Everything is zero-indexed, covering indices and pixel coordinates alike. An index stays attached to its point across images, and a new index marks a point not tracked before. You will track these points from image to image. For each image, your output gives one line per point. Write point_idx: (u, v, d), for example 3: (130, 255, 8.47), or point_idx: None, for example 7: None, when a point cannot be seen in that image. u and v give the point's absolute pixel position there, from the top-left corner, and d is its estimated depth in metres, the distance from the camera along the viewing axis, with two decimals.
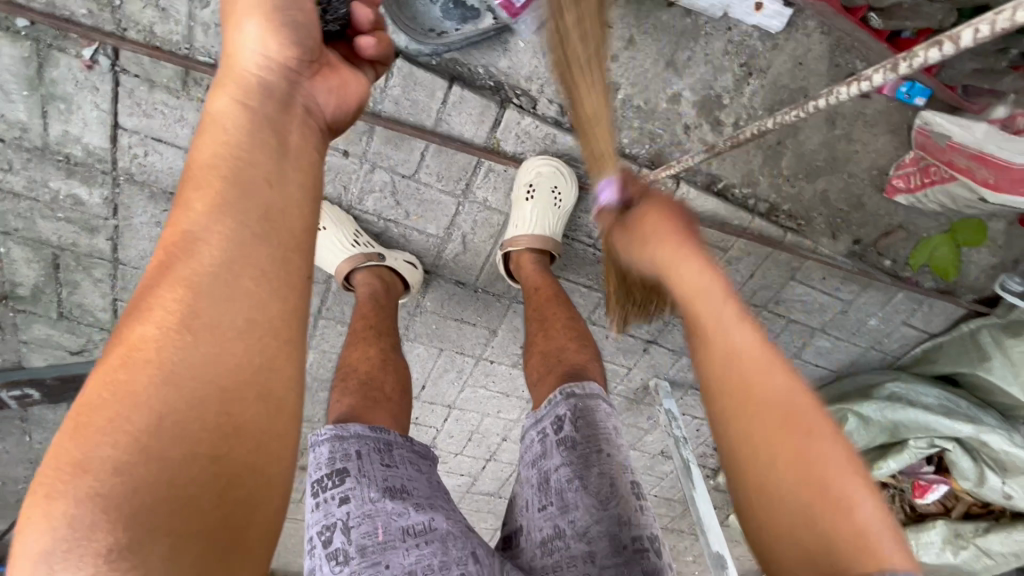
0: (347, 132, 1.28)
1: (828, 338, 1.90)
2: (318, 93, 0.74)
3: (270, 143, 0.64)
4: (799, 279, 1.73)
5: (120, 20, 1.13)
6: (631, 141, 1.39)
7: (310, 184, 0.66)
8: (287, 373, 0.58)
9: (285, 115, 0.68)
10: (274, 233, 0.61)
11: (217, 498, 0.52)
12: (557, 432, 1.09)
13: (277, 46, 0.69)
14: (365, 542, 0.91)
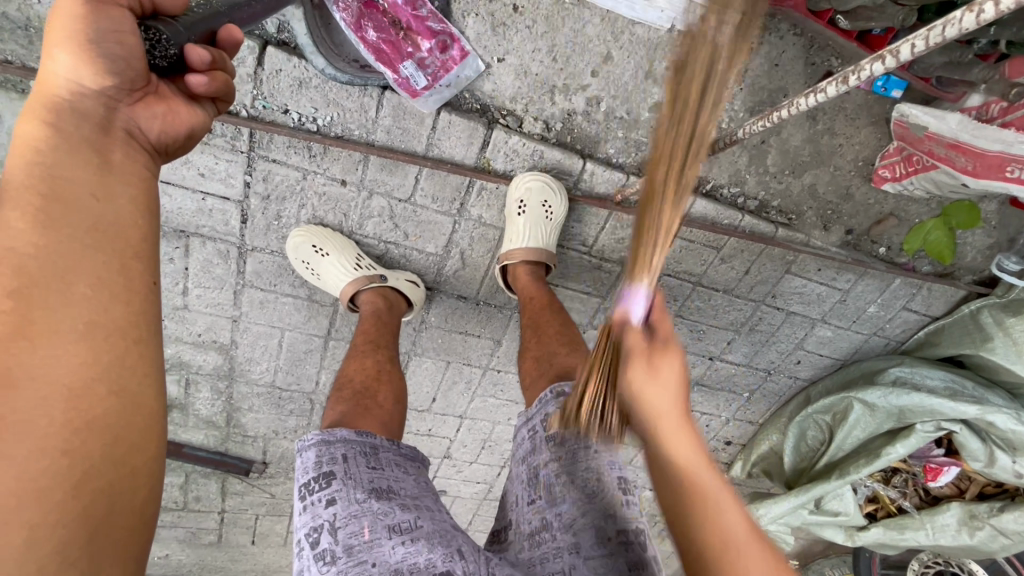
0: (344, 162, 1.34)
1: (829, 327, 1.92)
2: (141, 118, 0.77)
3: (92, 161, 0.69)
4: (794, 272, 1.75)
5: None
6: (618, 151, 1.46)
7: (140, 199, 0.72)
8: (140, 369, 0.65)
9: (107, 135, 0.72)
10: (108, 244, 0.66)
11: (77, 487, 0.56)
12: (546, 428, 1.14)
13: (91, 76, 0.72)
14: (351, 541, 0.97)
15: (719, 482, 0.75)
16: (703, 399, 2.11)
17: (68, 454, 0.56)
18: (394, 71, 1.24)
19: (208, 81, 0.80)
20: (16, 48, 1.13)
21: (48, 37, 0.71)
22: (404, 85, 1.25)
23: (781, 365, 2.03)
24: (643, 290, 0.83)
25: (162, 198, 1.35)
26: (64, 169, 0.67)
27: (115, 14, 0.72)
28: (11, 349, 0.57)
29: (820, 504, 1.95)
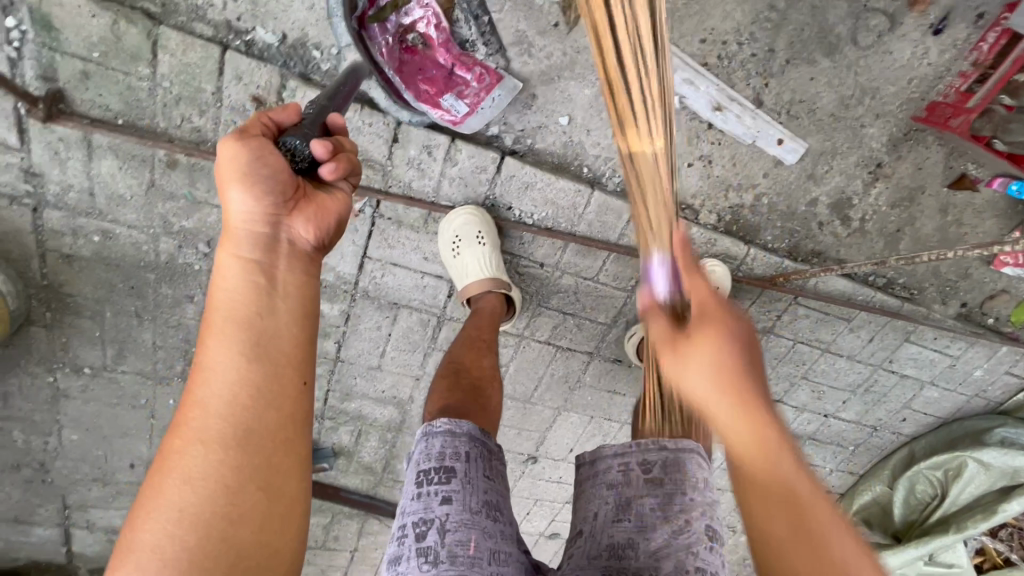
0: (548, 249, 1.54)
1: (936, 388, 2.09)
2: (298, 226, 0.86)
3: (259, 280, 0.80)
4: (912, 340, 1.93)
5: (387, 179, 1.38)
6: (774, 238, 1.66)
7: (297, 310, 0.81)
8: (294, 463, 0.76)
9: (272, 251, 0.83)
10: (264, 356, 0.77)
11: (229, 571, 0.68)
12: (643, 471, 1.13)
13: (256, 195, 0.82)
14: (456, 550, 0.93)
15: (783, 455, 0.73)
16: (813, 452, 2.25)
17: (225, 538, 0.69)
18: (436, 106, 1.31)
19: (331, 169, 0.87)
20: None
21: (222, 182, 0.83)
22: (448, 117, 1.32)
23: (888, 421, 2.18)
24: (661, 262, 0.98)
25: (387, 277, 1.54)
26: (234, 293, 0.80)
27: (259, 144, 0.83)
28: (194, 451, 0.71)
29: (933, 555, 2.09)
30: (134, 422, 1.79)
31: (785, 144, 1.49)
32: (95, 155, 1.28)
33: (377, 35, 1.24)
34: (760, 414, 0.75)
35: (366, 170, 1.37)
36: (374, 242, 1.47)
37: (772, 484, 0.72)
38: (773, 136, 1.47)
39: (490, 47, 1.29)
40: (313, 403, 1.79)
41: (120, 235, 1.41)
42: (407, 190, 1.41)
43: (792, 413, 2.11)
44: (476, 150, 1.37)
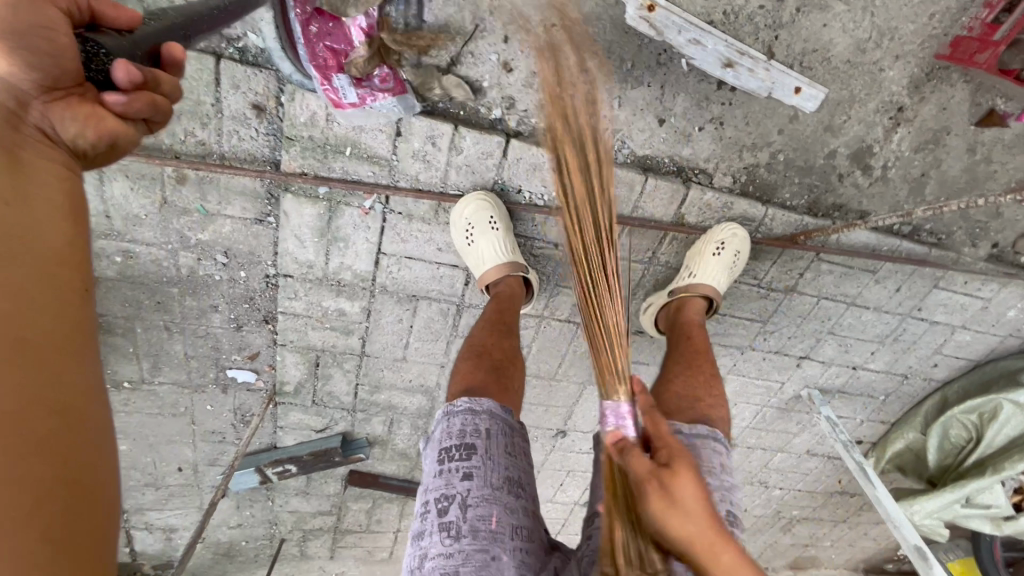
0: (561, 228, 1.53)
1: (968, 332, 2.05)
2: (63, 122, 0.75)
3: (1, 163, 0.69)
4: (941, 286, 1.89)
5: (394, 173, 1.37)
6: (792, 195, 1.61)
7: (64, 204, 0.75)
8: (88, 369, 0.67)
9: (13, 134, 0.72)
10: (22, 253, 0.66)
11: (48, 487, 0.56)
12: None
13: (6, 64, 0.70)
14: (479, 525, 0.96)
15: (687, 490, 0.74)
16: (842, 404, 2.25)
17: (24, 456, 0.55)
18: (325, 79, 1.22)
19: (128, 99, 0.75)
20: (312, 161, 1.33)
21: None
22: (330, 95, 1.23)
23: (918, 368, 2.16)
24: (624, 405, 0.89)
25: (404, 270, 1.55)
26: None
27: (47, 10, 0.69)
28: None
29: (969, 498, 2.08)
30: (177, 430, 1.84)
31: (803, 93, 1.41)
32: (106, 178, 1.29)
33: None
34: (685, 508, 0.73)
35: (372, 167, 1.36)
36: (388, 238, 1.47)
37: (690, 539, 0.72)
38: (790, 85, 1.40)
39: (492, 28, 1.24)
40: (344, 397, 1.83)
41: (140, 254, 1.43)
42: (415, 183, 1.40)
43: (820, 368, 2.09)
44: (481, 136, 1.35)
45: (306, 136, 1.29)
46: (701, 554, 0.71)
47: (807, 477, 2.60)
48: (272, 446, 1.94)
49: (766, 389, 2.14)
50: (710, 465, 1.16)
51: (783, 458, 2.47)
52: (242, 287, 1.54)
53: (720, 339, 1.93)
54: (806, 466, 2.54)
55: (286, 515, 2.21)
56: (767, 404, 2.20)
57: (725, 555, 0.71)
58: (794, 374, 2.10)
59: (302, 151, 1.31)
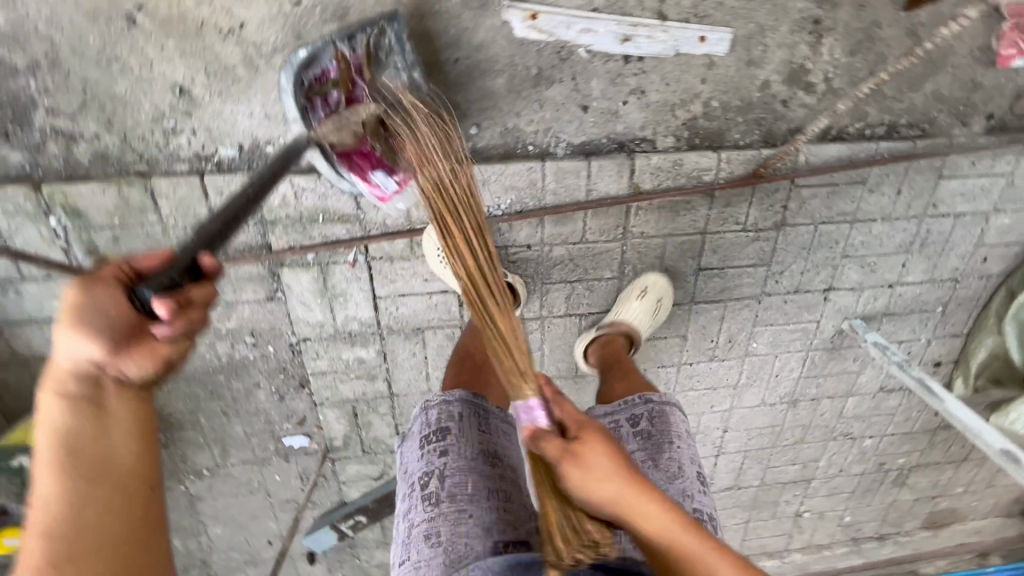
0: (528, 230, 1.64)
1: (1006, 213, 1.89)
2: (126, 364, 0.88)
3: (89, 417, 0.83)
4: (948, 175, 1.78)
5: (365, 225, 1.55)
6: (742, 134, 1.63)
7: (140, 424, 0.87)
8: (160, 556, 0.80)
9: (95, 390, 0.86)
10: (97, 480, 0.80)
11: None
12: (634, 424, 1.40)
13: (78, 344, 0.85)
14: (455, 490, 1.19)
15: (670, 516, 0.93)
16: (897, 328, 2.09)
17: None
18: (367, 182, 1.43)
19: (170, 327, 0.89)
20: (295, 235, 1.54)
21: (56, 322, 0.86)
22: (375, 193, 1.45)
23: (967, 268, 1.99)
24: (532, 399, 1.05)
25: (401, 307, 1.70)
26: (59, 435, 0.81)
27: (100, 291, 0.87)
28: None
29: None
30: (258, 505, 2.04)
31: (708, 39, 1.48)
32: None
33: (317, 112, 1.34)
34: (669, 522, 0.93)
35: (345, 226, 1.55)
36: (378, 282, 1.65)
37: (669, 555, 0.92)
38: (692, 36, 1.47)
39: None
40: (389, 440, 1.96)
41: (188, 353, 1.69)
42: (384, 228, 1.56)
43: (853, 296, 1.99)
44: None
45: (283, 216, 1.51)
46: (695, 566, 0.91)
47: (895, 417, 2.39)
48: (342, 503, 2.09)
49: (803, 333, 2.05)
50: (679, 430, 1.36)
51: (857, 402, 2.30)
52: (274, 360, 1.75)
53: (730, 294, 1.90)
54: (889, 406, 2.34)
55: (375, 570, 2.33)
56: (811, 348, 2.09)
57: (704, 559, 0.91)
58: (827, 309, 2.00)
59: (285, 229, 1.53)
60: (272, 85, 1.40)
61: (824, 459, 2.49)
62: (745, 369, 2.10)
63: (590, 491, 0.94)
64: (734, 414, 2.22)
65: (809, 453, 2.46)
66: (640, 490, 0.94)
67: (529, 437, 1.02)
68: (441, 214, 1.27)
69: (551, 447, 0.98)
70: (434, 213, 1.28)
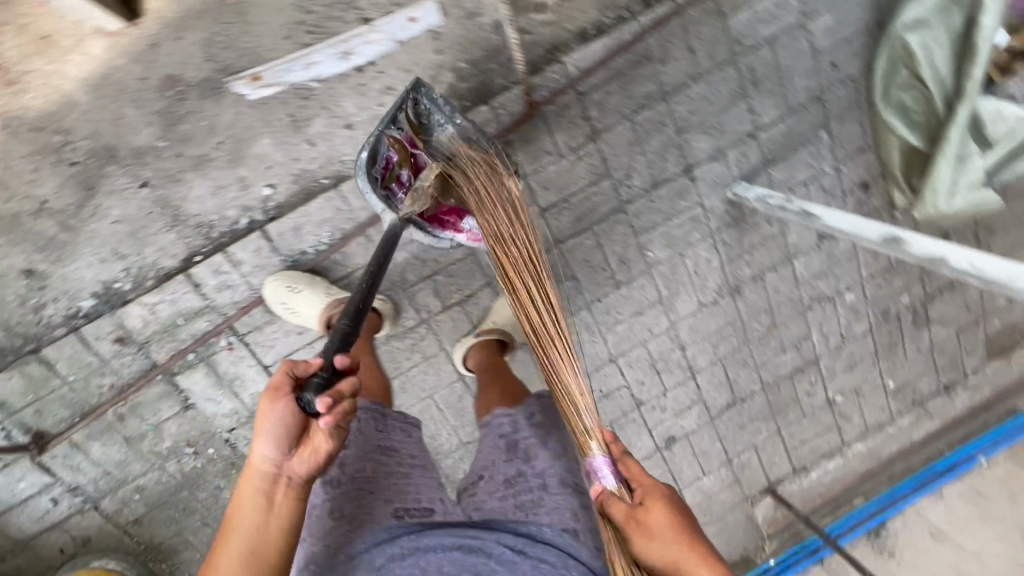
0: (359, 249, 1.72)
1: (821, 12, 1.78)
2: (295, 463, 1.04)
3: (259, 502, 1.01)
4: (730, 9, 1.73)
5: (220, 310, 1.71)
6: (504, 76, 1.69)
7: (296, 512, 1.04)
8: None
9: (272, 484, 1.03)
10: (257, 563, 0.98)
11: None
12: (528, 417, 1.45)
13: (274, 446, 1.02)
14: (355, 475, 1.27)
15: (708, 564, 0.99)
16: (790, 171, 1.95)
17: None
18: (455, 231, 1.54)
19: (328, 438, 1.07)
20: (171, 345, 1.72)
21: (258, 433, 1.03)
22: (469, 236, 1.55)
23: (821, 81, 1.86)
24: (603, 456, 1.11)
25: (293, 366, 1.81)
26: (247, 525, 1.00)
27: (283, 403, 1.04)
28: None
29: (987, 141, 1.61)
30: None
31: (416, 17, 1.58)
32: (87, 446, 1.80)
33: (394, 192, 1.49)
34: (698, 562, 0.99)
35: (206, 318, 1.71)
36: (260, 353, 1.78)
37: None
38: (401, 21, 1.58)
39: (189, 178, 1.62)
40: None
41: (147, 482, 1.89)
42: (239, 304, 1.72)
43: (720, 163, 1.89)
44: (244, 242, 1.66)
45: (152, 333, 1.70)
46: None
47: (860, 258, 2.18)
48: None
49: (695, 221, 1.95)
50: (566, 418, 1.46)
51: (805, 261, 2.13)
52: (218, 458, 1.91)
53: (591, 219, 1.87)
54: (843, 250, 2.14)
55: None
56: (714, 231, 1.99)
57: None
58: (702, 188, 1.91)
59: (160, 343, 1.72)
60: (93, 234, 1.63)
61: (815, 333, 2.28)
62: (660, 281, 2.01)
63: (648, 537, 1.02)
64: (680, 328, 2.11)
65: (793, 334, 2.26)
66: (692, 554, 1.00)
67: (600, 487, 1.10)
68: (502, 262, 1.36)
69: (616, 502, 1.06)
70: (500, 259, 1.38)
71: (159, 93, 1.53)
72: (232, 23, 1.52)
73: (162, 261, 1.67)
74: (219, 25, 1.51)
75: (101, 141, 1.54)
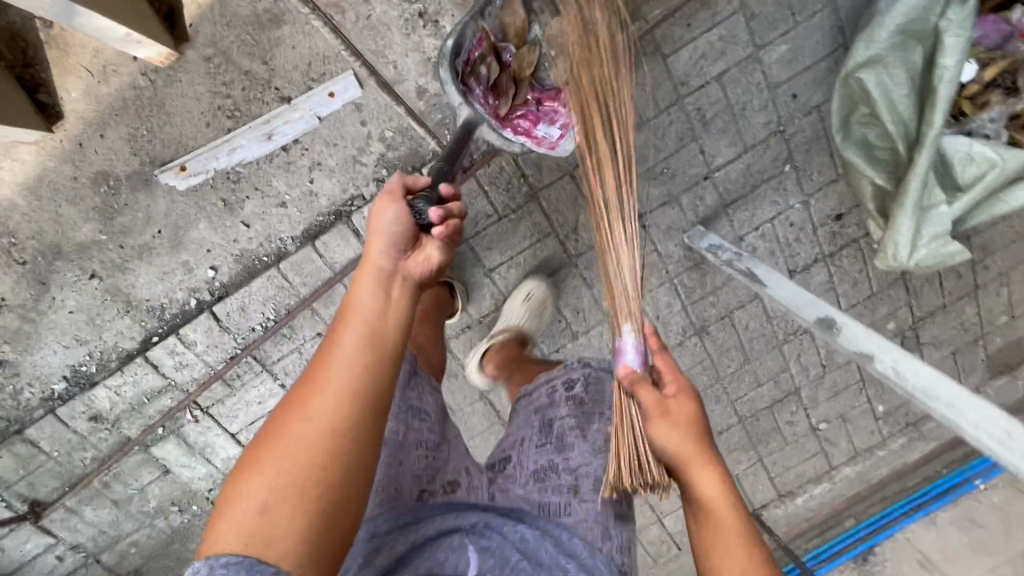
0: (306, 322, 1.74)
1: (777, 42, 1.63)
2: (409, 265, 1.06)
3: (381, 278, 1.01)
4: (672, 49, 1.59)
5: (182, 387, 1.78)
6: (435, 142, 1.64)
7: (404, 313, 1.00)
8: (370, 448, 0.89)
9: (387, 275, 1.02)
10: (375, 338, 0.94)
11: (320, 522, 0.82)
12: (568, 388, 1.28)
13: (383, 240, 1.05)
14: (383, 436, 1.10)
15: (725, 487, 0.99)
16: (753, 209, 1.84)
17: (300, 492, 0.82)
18: (533, 137, 1.48)
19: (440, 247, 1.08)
20: (140, 420, 1.81)
21: (385, 196, 1.09)
22: (546, 143, 1.45)
23: (781, 114, 1.73)
24: (637, 343, 1.10)
25: (258, 432, 1.88)
26: (366, 310, 0.97)
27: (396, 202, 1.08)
28: (315, 421, 0.86)
29: (956, 185, 1.48)
30: None
31: (335, 92, 1.53)
32: (82, 510, 1.94)
33: (475, 87, 1.42)
34: (715, 483, 0.99)
35: (170, 394, 1.78)
36: (225, 422, 1.85)
37: (711, 521, 0.97)
38: (320, 97, 1.53)
39: (135, 267, 1.66)
40: None
41: (141, 537, 2.03)
42: (198, 380, 1.78)
43: (674, 208, 1.80)
44: (194, 323, 1.70)
45: (122, 411, 1.79)
46: (731, 542, 0.95)
47: (841, 289, 2.04)
48: None
49: (652, 267, 1.88)
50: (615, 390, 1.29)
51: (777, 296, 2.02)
52: (201, 513, 2.03)
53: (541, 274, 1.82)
54: (821, 282, 2.01)
55: None
56: (674, 275, 1.90)
57: (723, 524, 0.96)
58: (656, 234, 1.83)
59: (130, 420, 1.81)
60: (54, 324, 1.70)
61: (794, 365, 2.19)
62: None
63: (668, 425, 1.03)
64: None
65: (770, 368, 2.17)
66: (709, 464, 1.01)
67: (620, 373, 1.10)
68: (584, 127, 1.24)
69: (640, 392, 1.05)
70: (585, 116, 1.23)
71: (93, 190, 1.56)
72: (153, 116, 1.50)
73: (122, 343, 1.73)
74: (140, 119, 1.50)
75: (45, 241, 1.59)
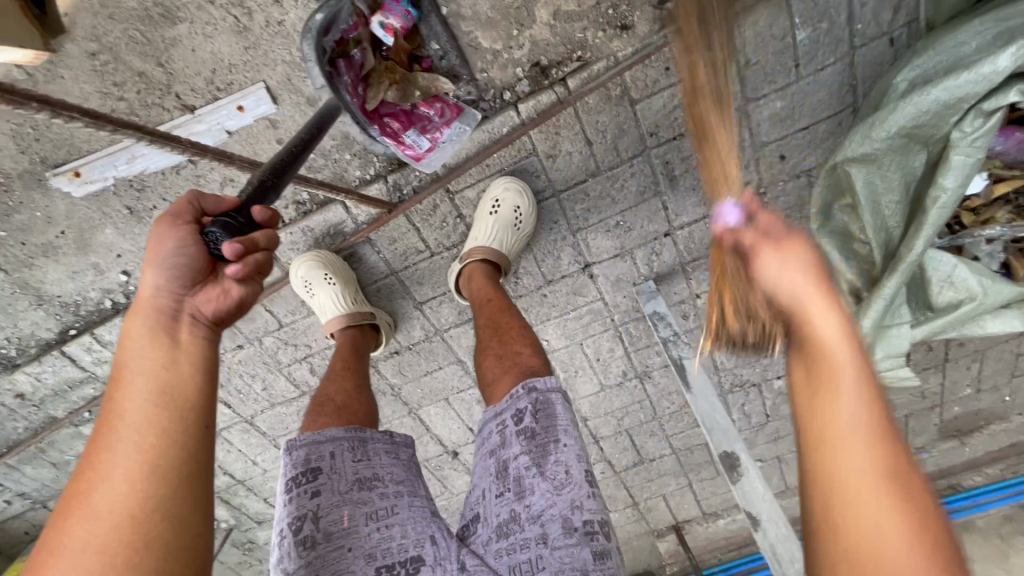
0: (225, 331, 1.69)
1: (769, 98, 1.37)
2: (201, 301, 0.88)
3: (165, 328, 0.84)
4: (642, 95, 1.35)
5: (104, 379, 1.77)
6: (362, 167, 1.47)
7: (204, 358, 0.84)
8: (186, 513, 0.72)
9: (175, 321, 0.85)
10: (165, 394, 0.78)
11: None
12: (517, 423, 1.12)
13: (162, 280, 0.87)
14: (331, 529, 1.06)
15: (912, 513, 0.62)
16: None
17: None
18: (400, 142, 1.41)
19: (243, 264, 0.89)
20: (66, 402, 1.83)
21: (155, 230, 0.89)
22: (410, 151, 1.42)
23: (763, 176, 1.50)
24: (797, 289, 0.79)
25: None
26: (149, 363, 0.81)
27: (176, 229, 0.89)
28: (94, 513, 0.69)
29: (927, 304, 1.31)
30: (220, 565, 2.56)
31: (244, 108, 1.33)
32: (22, 467, 2.04)
33: (344, 73, 1.30)
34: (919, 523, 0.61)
35: (93, 383, 1.79)
36: None
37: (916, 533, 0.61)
38: (228, 113, 1.34)
39: (40, 264, 1.56)
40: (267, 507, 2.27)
41: None
42: None
43: (626, 261, 1.63)
44: (109, 325, 1.64)
45: (47, 392, 1.80)
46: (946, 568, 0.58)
47: None
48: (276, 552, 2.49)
49: (596, 315, 1.75)
50: (566, 420, 1.11)
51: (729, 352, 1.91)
52: None
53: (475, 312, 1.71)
54: None
55: None
56: (620, 325, 1.78)
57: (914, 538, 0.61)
58: (603, 285, 1.68)
59: (56, 400, 1.83)
60: None
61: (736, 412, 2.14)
62: (555, 366, 1.89)
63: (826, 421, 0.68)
64: (581, 403, 2.04)
65: None
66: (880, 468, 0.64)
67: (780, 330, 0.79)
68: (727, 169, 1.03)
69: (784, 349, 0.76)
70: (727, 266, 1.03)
71: None
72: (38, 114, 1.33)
73: (38, 333, 1.70)
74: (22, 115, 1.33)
75: None
